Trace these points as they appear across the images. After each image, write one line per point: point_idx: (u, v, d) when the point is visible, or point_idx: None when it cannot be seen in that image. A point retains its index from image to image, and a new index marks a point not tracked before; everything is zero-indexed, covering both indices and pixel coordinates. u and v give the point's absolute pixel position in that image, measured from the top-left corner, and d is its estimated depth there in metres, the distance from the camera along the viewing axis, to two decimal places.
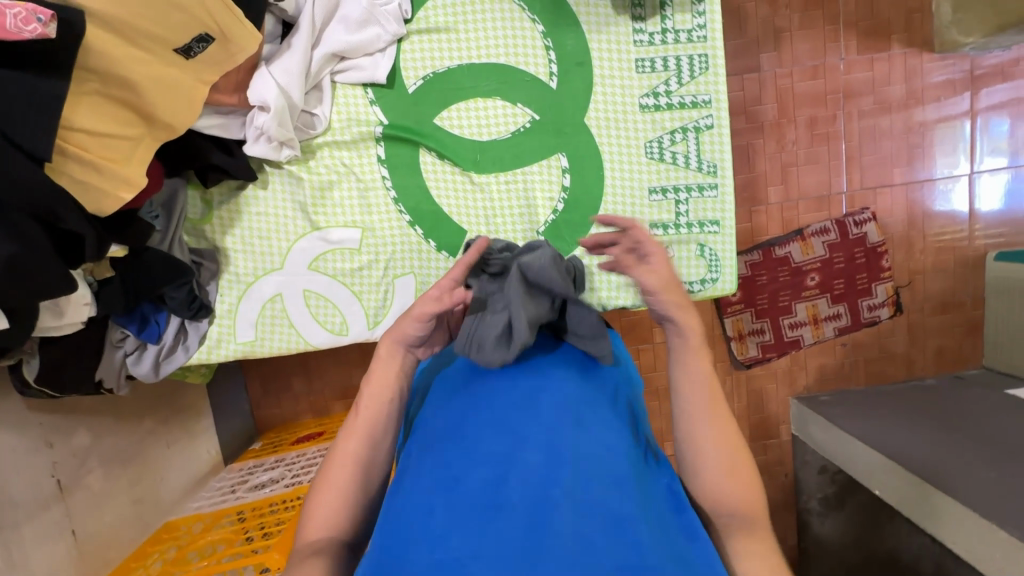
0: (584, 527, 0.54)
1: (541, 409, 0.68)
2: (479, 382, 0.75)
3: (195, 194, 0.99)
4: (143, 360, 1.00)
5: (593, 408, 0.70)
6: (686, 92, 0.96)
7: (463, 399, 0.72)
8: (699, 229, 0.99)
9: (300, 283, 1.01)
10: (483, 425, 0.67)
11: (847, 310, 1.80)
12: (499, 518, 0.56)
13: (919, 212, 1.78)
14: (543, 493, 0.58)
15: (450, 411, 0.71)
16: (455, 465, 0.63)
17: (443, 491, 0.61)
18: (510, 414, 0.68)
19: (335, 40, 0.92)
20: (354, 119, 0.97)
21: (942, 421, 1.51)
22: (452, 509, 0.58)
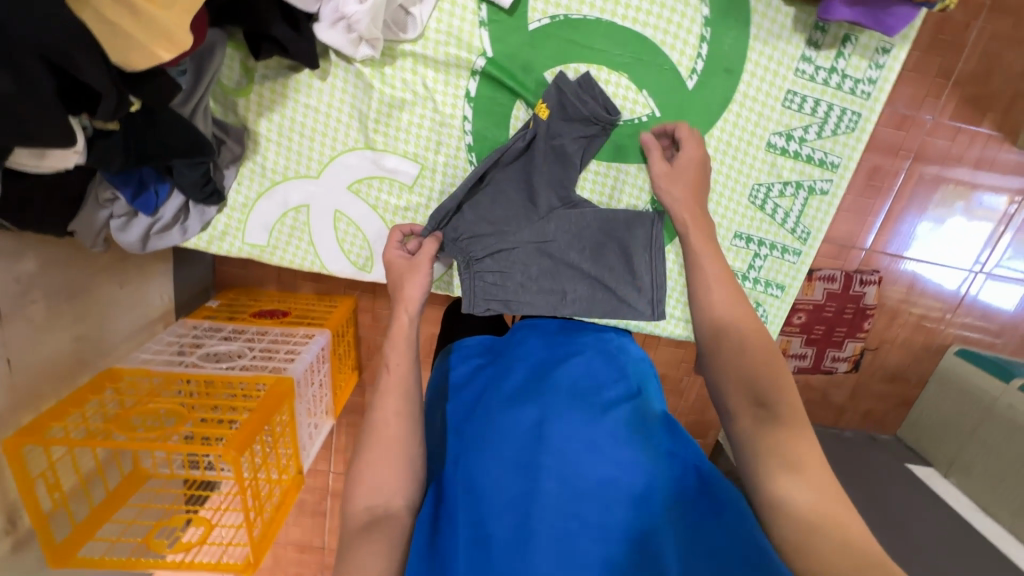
0: (607, 558, 0.57)
1: (549, 431, 0.66)
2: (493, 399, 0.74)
3: (234, 56, 0.80)
4: (130, 228, 0.85)
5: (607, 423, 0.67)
6: (820, 147, 0.85)
7: (480, 421, 0.72)
8: (763, 288, 0.95)
9: (332, 201, 0.88)
10: (496, 451, 0.67)
11: (813, 355, 1.63)
12: (529, 556, 0.58)
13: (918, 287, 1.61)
14: (565, 527, 0.59)
15: (471, 432, 0.71)
16: (478, 505, 0.64)
17: (473, 538, 0.62)
18: (523, 439, 0.66)
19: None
20: (453, 37, 0.79)
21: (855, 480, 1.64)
22: (485, 554, 0.61)
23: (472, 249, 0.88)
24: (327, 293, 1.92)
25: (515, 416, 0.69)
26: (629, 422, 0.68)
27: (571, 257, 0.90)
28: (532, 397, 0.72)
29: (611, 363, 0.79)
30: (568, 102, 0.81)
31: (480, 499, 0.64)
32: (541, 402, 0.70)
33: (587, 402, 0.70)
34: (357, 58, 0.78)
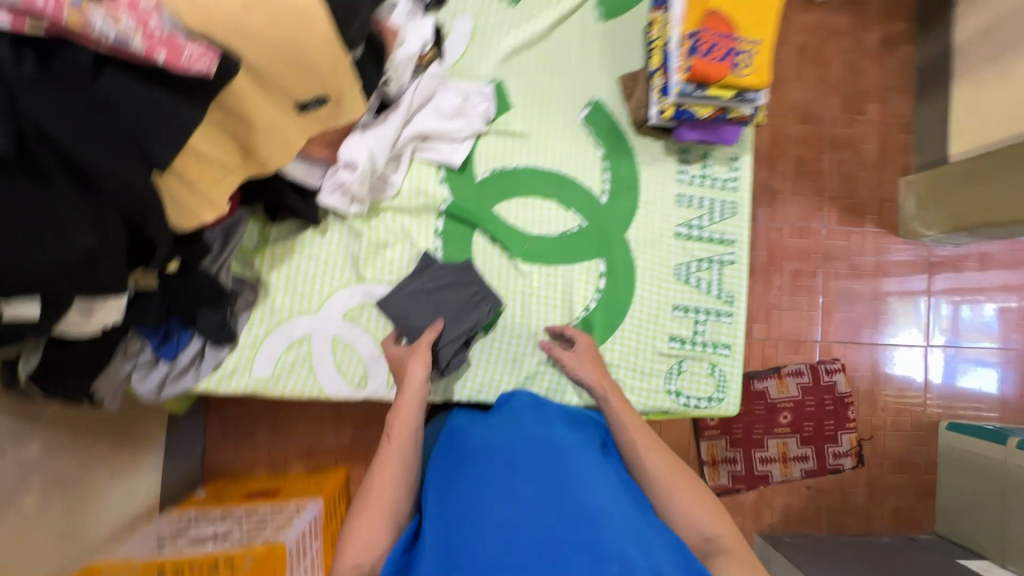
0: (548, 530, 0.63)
1: (568, 506, 0.65)
2: (494, 469, 0.72)
3: (254, 227, 1.03)
4: (150, 377, 0.98)
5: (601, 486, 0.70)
6: (715, 230, 1.09)
7: (484, 486, 0.70)
8: (712, 349, 1.08)
9: (331, 329, 1.03)
10: (506, 524, 0.64)
11: (814, 452, 2.03)
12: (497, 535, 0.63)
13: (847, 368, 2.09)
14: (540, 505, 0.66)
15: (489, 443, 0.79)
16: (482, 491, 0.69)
17: (463, 514, 0.67)
18: (535, 509, 0.65)
19: (403, 129, 1.02)
20: (422, 191, 1.06)
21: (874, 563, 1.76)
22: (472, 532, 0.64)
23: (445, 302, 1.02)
24: (317, 467, 1.89)
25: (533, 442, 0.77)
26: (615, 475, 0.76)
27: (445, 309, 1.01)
28: (537, 474, 0.70)
29: (585, 438, 0.85)
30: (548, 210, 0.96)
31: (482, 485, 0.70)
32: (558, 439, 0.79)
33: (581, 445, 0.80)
34: (349, 214, 1.03)
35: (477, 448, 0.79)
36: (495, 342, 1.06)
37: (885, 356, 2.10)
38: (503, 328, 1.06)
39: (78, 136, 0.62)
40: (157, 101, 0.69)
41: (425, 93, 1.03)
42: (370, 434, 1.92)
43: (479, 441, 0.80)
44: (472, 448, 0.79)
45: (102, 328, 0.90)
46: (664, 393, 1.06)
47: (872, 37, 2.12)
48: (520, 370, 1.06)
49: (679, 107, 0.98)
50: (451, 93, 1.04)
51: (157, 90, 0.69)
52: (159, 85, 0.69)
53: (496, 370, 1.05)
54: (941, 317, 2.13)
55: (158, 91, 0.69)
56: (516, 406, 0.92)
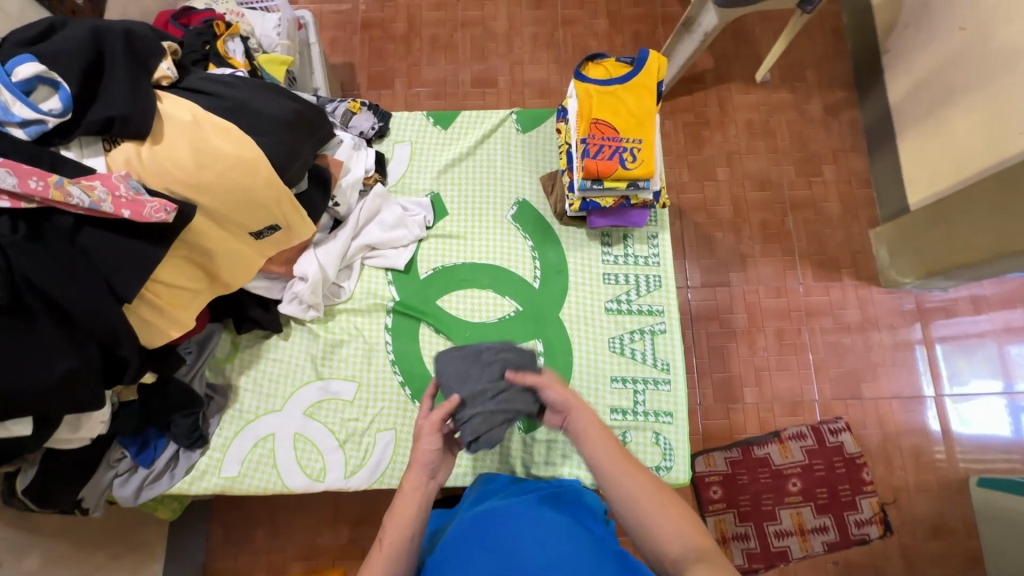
0: None
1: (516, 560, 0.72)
2: (457, 542, 0.81)
3: (226, 338, 1.17)
4: (129, 483, 1.07)
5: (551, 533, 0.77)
6: (643, 302, 1.17)
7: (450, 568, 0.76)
8: (654, 417, 1.11)
9: (294, 426, 1.12)
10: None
11: (833, 522, 1.89)
12: None
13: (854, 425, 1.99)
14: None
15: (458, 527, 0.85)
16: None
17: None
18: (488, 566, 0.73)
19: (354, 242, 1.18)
20: (372, 293, 1.19)
21: None
22: None
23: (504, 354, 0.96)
24: (314, 570, 1.88)
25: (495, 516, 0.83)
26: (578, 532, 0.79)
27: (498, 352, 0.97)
28: (491, 534, 0.79)
29: (553, 503, 0.89)
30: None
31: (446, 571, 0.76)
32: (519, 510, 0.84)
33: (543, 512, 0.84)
34: (308, 319, 1.16)
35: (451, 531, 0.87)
36: None
37: (893, 410, 2.00)
38: None
39: (56, 284, 0.78)
40: (127, 246, 0.85)
41: (372, 211, 1.19)
42: (365, 530, 1.92)
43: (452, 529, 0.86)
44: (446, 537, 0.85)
45: (90, 438, 1.01)
46: (611, 466, 1.08)
47: (814, 106, 2.26)
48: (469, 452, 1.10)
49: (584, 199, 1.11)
50: (395, 208, 1.21)
51: (127, 239, 0.85)
52: (131, 235, 0.86)
53: None
54: (947, 367, 2.03)
55: (128, 239, 0.85)
56: (491, 488, 0.97)
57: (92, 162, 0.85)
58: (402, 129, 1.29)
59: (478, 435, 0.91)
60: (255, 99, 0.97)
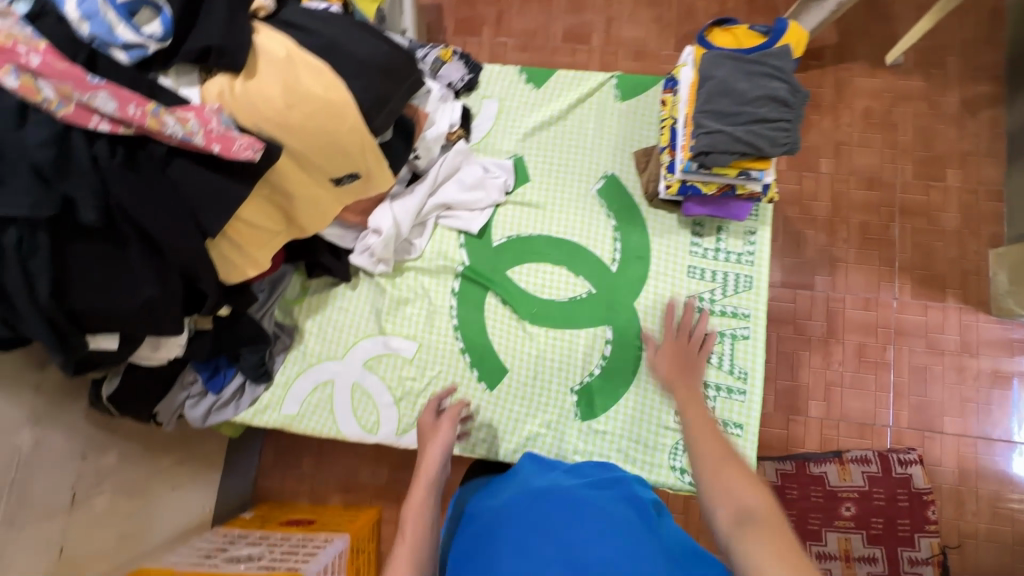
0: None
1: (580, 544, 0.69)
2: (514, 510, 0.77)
3: (297, 280, 1.18)
4: (199, 405, 1.12)
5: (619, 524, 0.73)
6: (728, 303, 1.08)
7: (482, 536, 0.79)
8: (722, 427, 1.04)
9: (353, 376, 1.14)
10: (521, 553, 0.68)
11: (883, 554, 1.74)
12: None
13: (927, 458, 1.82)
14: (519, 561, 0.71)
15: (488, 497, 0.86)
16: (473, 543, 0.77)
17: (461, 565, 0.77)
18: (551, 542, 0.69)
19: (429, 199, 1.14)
20: (442, 254, 1.16)
21: None
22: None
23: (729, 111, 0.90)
24: (353, 503, 1.98)
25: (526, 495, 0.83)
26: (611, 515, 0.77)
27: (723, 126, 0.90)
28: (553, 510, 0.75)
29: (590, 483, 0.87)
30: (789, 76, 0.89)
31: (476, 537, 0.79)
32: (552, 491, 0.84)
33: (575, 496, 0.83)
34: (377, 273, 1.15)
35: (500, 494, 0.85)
36: (499, 400, 1.10)
37: (976, 451, 1.81)
38: (507, 388, 1.10)
39: (146, 212, 0.79)
40: (213, 182, 0.84)
41: (451, 167, 1.14)
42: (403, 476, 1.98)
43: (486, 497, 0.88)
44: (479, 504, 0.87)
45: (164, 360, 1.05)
46: (667, 469, 1.03)
47: (950, 100, 1.97)
48: (521, 430, 1.08)
49: (703, 157, 0.91)
50: (475, 169, 1.15)
51: (214, 174, 0.84)
52: (221, 171, 0.85)
53: (497, 427, 1.08)
54: None
55: (217, 175, 0.85)
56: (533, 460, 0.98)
57: (187, 92, 0.84)
58: (491, 83, 1.21)
59: (711, 147, 0.90)
60: (349, 39, 0.93)
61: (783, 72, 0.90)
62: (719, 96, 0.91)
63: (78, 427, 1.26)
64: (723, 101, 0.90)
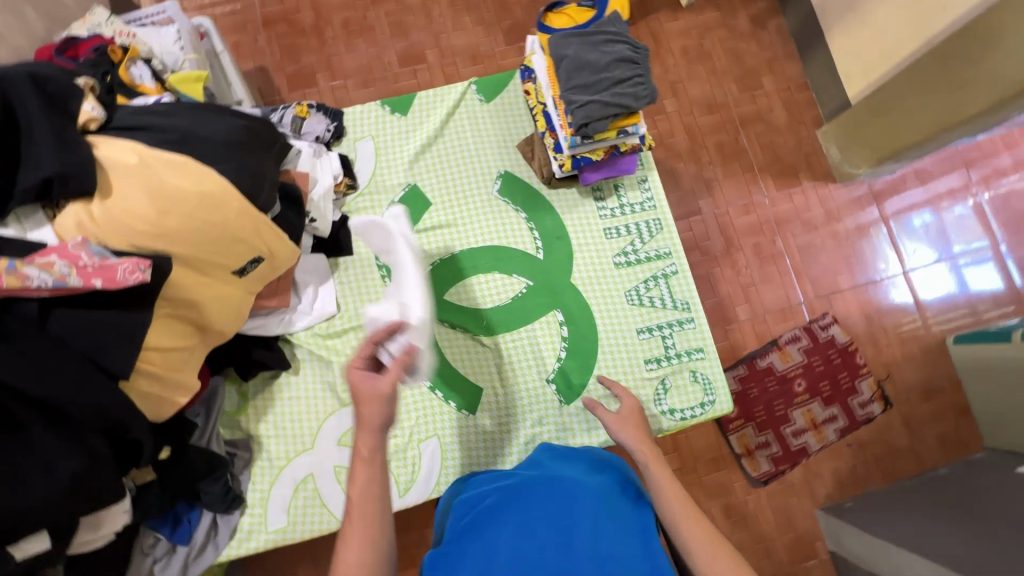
0: None
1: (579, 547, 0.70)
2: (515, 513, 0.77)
3: (231, 388, 1.08)
4: (171, 565, 0.99)
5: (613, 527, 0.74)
6: (650, 248, 1.17)
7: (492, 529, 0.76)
8: (687, 357, 1.13)
9: (331, 460, 1.07)
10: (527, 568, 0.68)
11: (841, 411, 1.98)
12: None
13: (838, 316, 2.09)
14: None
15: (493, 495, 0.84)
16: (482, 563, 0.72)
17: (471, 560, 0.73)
18: (549, 553, 0.69)
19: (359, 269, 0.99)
20: (375, 304, 1.12)
21: (946, 501, 1.66)
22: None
23: (592, 81, 0.98)
24: None
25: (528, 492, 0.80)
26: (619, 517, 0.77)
27: (590, 94, 0.97)
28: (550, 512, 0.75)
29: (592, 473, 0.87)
30: (624, 34, 1.00)
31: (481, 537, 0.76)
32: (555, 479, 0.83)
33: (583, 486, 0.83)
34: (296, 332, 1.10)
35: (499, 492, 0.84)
36: (485, 419, 1.09)
37: (871, 294, 2.11)
38: (489, 405, 1.10)
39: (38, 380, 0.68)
40: (104, 319, 0.75)
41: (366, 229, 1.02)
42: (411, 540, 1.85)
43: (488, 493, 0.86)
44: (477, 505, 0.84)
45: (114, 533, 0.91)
46: (657, 415, 1.10)
47: (741, 21, 2.28)
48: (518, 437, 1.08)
49: (585, 129, 0.98)
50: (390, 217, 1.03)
51: (104, 311, 0.75)
52: (110, 306, 0.76)
53: (496, 444, 1.08)
54: (908, 244, 2.12)
55: (106, 311, 0.75)
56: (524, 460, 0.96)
57: (38, 234, 0.76)
58: (359, 124, 1.20)
59: (590, 119, 0.97)
60: (200, 124, 0.87)
61: (619, 35, 1.01)
62: (579, 71, 0.99)
63: None
64: (584, 75, 0.98)
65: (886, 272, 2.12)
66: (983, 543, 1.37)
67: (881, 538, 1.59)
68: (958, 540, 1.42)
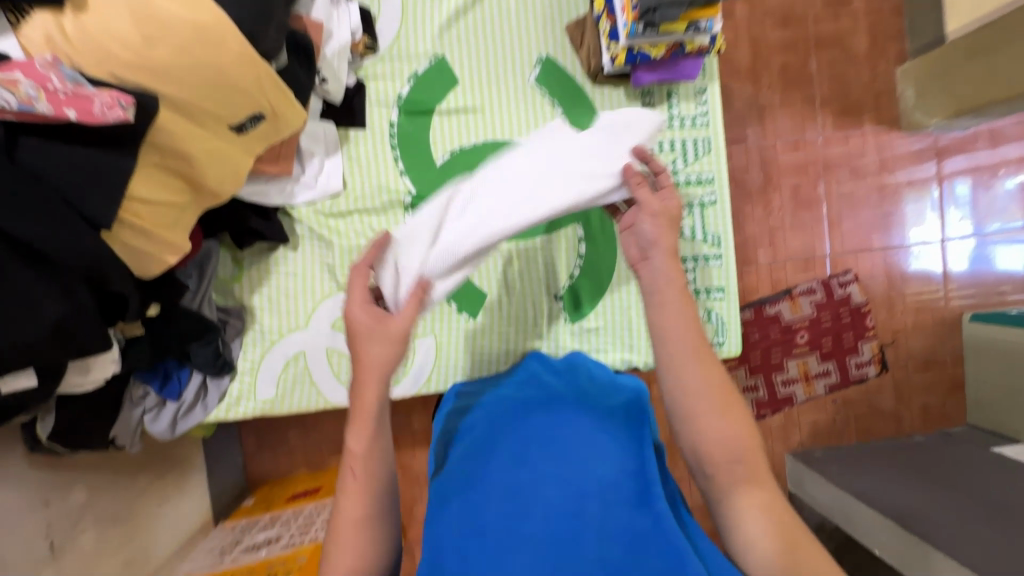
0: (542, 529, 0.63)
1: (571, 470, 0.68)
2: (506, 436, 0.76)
3: (226, 255, 1.03)
4: (161, 418, 1.00)
5: (609, 450, 0.72)
6: (692, 171, 1.05)
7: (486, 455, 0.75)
8: (705, 295, 1.08)
9: (324, 342, 1.05)
10: (517, 489, 0.67)
11: (836, 366, 1.97)
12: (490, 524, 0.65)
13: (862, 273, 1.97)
14: (562, 525, 0.63)
15: (487, 419, 0.82)
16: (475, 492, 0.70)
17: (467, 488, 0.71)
18: (540, 475, 0.68)
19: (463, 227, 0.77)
20: (384, 188, 1.04)
21: (917, 471, 1.68)
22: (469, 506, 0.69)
23: None
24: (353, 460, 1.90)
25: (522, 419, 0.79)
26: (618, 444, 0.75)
27: None
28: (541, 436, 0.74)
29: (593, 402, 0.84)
30: None
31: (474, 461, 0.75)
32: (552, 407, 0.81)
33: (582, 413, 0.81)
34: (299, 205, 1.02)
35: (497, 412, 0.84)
36: (486, 325, 1.06)
37: (900, 257, 1.98)
38: (491, 312, 1.06)
39: (12, 217, 0.62)
40: (82, 158, 0.67)
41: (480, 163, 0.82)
42: None
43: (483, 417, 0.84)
44: (473, 428, 0.82)
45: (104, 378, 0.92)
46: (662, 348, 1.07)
47: None
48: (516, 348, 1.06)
49: (651, 15, 0.83)
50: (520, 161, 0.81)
51: (83, 150, 0.67)
52: (92, 146, 0.69)
53: (494, 352, 1.05)
54: (956, 210, 1.96)
55: (85, 150, 0.68)
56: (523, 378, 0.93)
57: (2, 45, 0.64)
58: None
59: (659, 5, 0.81)
60: None
61: None
62: None
63: (28, 475, 1.11)
64: None
65: (923, 239, 1.98)
66: (943, 512, 1.41)
67: (841, 488, 1.61)
68: (918, 504, 1.48)
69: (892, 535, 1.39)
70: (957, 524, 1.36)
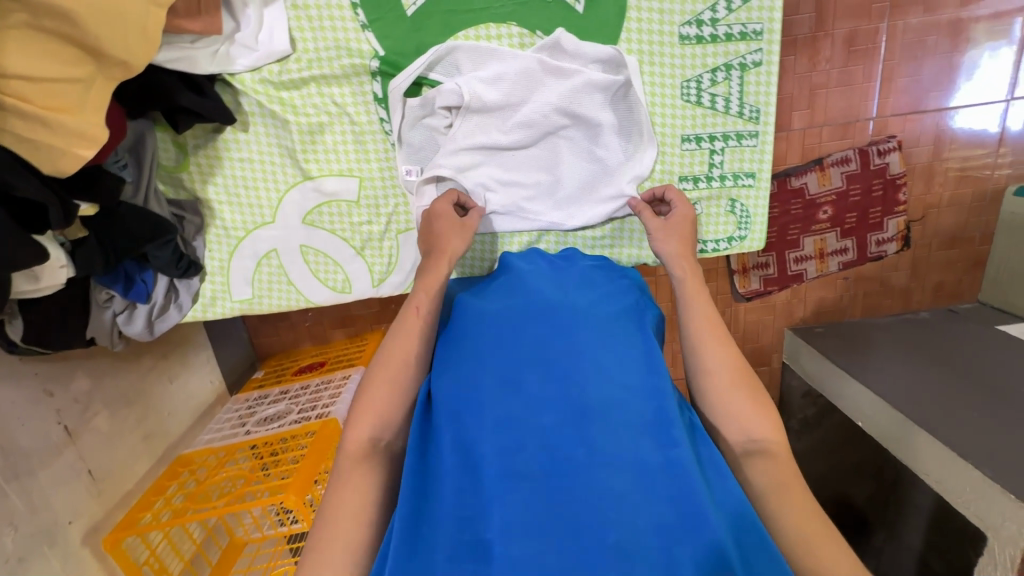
0: (542, 459, 0.58)
1: (572, 397, 0.63)
2: (500, 356, 0.68)
3: (165, 138, 0.88)
4: (134, 319, 0.94)
5: (616, 373, 0.66)
6: (735, 20, 0.85)
7: (481, 367, 0.68)
8: (732, 182, 0.93)
9: (296, 238, 0.96)
10: (511, 418, 0.62)
11: (854, 244, 1.72)
12: (484, 450, 0.60)
13: (912, 136, 1.62)
14: (564, 456, 0.58)
15: (480, 327, 0.73)
16: (468, 416, 0.64)
17: (462, 409, 0.64)
18: (541, 402, 0.63)
19: (504, 155, 0.88)
20: (343, 48, 0.83)
21: (920, 350, 1.59)
22: (461, 426, 0.63)
23: None
24: (357, 334, 1.83)
25: (522, 332, 0.71)
26: (623, 354, 0.69)
27: None
28: (542, 362, 0.67)
29: (597, 306, 0.76)
30: None
31: (465, 373, 0.68)
32: (554, 318, 0.73)
33: (584, 321, 0.72)
34: (242, 73, 0.83)
35: (488, 322, 0.74)
36: None
37: (948, 124, 1.61)
38: None
39: None
40: None
41: (516, 62, 0.82)
42: (397, 297, 1.80)
43: (475, 319, 0.75)
44: (461, 335, 0.74)
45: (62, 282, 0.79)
46: None
47: None
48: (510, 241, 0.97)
49: None
50: (563, 85, 0.84)
51: None
52: None
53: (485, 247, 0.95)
54: None
55: None
56: (519, 274, 0.83)
57: None
58: None
59: None
60: None
61: None
62: None
63: (23, 369, 1.07)
64: None
65: (978, 99, 1.58)
66: (941, 393, 1.38)
67: (832, 362, 1.61)
68: (916, 384, 1.44)
69: (885, 415, 1.40)
70: (943, 400, 1.36)
